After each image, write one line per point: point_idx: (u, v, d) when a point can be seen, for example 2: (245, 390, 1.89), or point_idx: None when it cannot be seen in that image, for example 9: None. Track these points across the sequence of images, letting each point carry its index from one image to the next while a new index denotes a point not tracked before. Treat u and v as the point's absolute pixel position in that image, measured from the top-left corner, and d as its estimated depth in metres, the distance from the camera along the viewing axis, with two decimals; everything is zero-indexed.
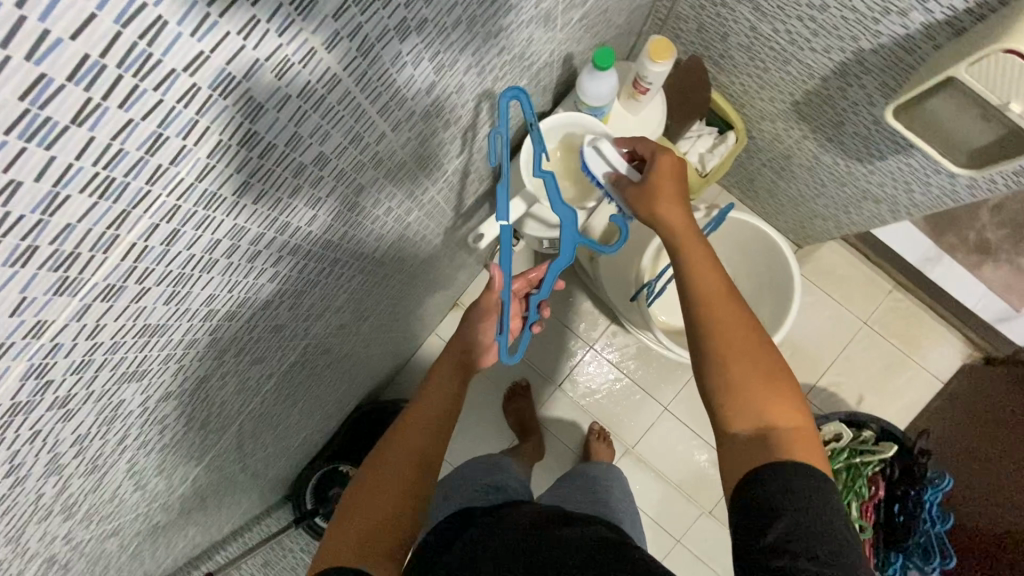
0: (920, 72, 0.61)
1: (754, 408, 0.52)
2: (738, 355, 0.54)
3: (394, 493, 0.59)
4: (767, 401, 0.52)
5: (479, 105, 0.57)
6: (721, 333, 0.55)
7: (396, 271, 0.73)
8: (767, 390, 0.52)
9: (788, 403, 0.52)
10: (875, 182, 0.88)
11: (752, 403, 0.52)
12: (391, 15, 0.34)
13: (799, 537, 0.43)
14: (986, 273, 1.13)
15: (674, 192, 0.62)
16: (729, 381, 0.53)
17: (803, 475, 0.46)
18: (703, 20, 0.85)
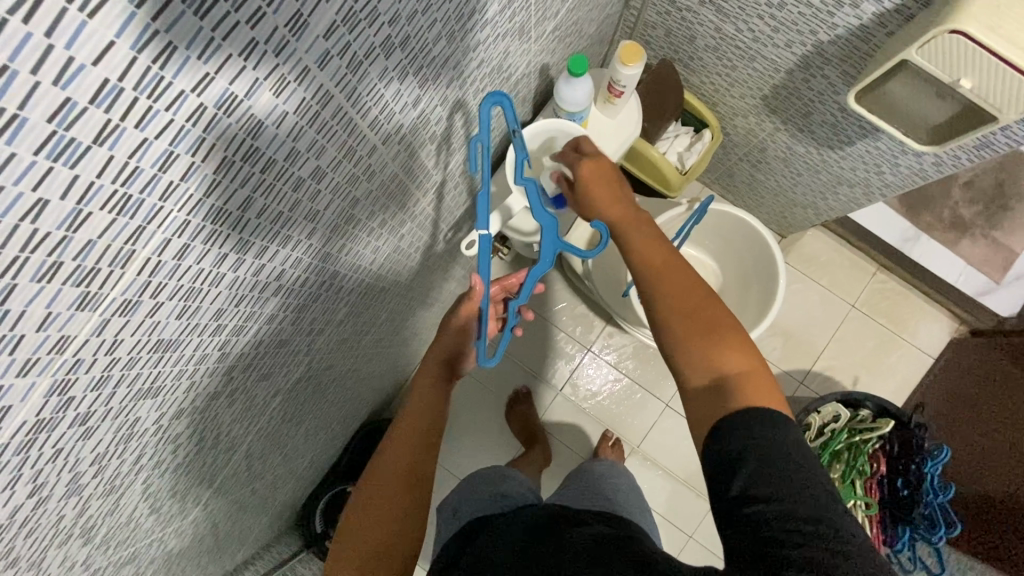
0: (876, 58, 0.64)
1: (706, 364, 0.52)
2: (684, 317, 0.55)
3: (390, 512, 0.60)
4: (718, 351, 0.52)
5: (463, 116, 0.59)
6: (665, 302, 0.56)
7: (392, 284, 0.75)
8: (715, 339, 0.53)
9: (738, 346, 0.52)
10: (847, 168, 0.92)
11: (702, 359, 0.53)
12: (377, 34, 0.36)
13: (763, 482, 0.43)
14: (964, 249, 1.20)
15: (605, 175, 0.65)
16: (683, 339, 0.54)
17: (755, 413, 0.47)
18: (670, 25, 0.89)
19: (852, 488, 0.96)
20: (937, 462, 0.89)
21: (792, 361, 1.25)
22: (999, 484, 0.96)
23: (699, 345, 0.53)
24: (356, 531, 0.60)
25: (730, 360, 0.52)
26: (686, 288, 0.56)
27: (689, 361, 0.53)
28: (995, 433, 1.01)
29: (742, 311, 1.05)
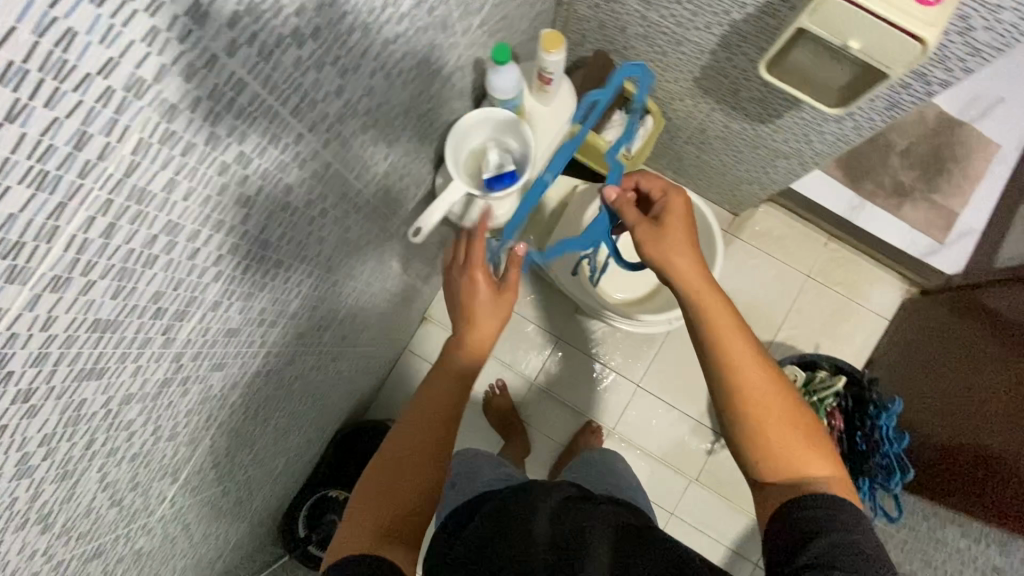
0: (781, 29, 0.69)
1: (792, 447, 0.62)
2: (771, 400, 0.64)
3: (408, 483, 0.64)
4: (803, 459, 0.61)
5: (395, 109, 0.62)
6: (748, 378, 0.65)
7: (348, 278, 0.77)
8: (799, 446, 0.62)
9: (818, 453, 0.61)
10: (780, 140, 0.97)
11: (788, 442, 0.62)
12: (284, 24, 0.39)
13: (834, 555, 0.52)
14: (907, 213, 1.27)
15: (685, 240, 0.74)
16: (770, 442, 0.62)
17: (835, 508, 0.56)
18: (601, 18, 0.93)
19: None
20: (892, 413, 0.94)
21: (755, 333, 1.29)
22: (949, 430, 1.01)
23: (783, 429, 0.63)
24: (371, 499, 0.63)
25: (813, 454, 0.62)
26: (767, 373, 0.65)
27: (771, 439, 0.63)
28: (945, 383, 1.05)
29: None
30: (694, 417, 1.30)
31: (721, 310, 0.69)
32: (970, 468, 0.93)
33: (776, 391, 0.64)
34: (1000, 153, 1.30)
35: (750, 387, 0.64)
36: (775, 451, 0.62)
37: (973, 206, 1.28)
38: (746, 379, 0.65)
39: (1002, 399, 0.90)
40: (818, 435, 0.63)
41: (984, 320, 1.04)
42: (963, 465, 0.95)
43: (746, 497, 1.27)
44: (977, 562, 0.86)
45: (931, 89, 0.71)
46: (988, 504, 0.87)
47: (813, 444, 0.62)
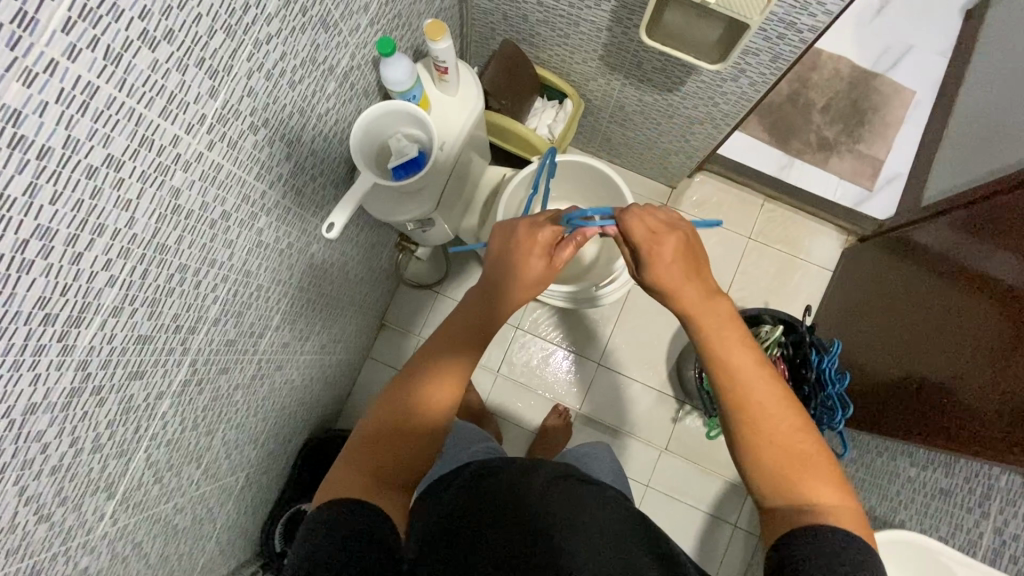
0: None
1: (804, 479, 0.58)
2: (781, 434, 0.61)
3: (404, 435, 0.68)
4: (816, 488, 0.58)
5: (288, 109, 0.65)
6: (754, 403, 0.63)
7: (275, 283, 0.79)
8: (812, 473, 0.59)
9: (832, 482, 0.58)
10: (690, 106, 1.01)
11: (802, 476, 0.59)
12: (129, 27, 0.42)
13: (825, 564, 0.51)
14: (835, 166, 1.33)
15: (681, 274, 0.72)
16: (776, 463, 0.60)
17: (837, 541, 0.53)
18: (503, 9, 0.97)
19: None
20: (833, 356, 0.95)
21: None
22: (888, 364, 1.04)
23: (794, 462, 0.59)
24: (366, 443, 0.68)
25: (826, 487, 0.58)
26: (777, 404, 0.63)
27: (782, 471, 0.59)
28: (883, 322, 1.09)
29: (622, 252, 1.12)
30: (656, 388, 1.32)
31: (731, 336, 0.68)
32: (913, 400, 0.94)
33: (788, 424, 0.61)
34: (915, 98, 1.36)
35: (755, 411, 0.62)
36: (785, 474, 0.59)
37: (896, 152, 1.33)
38: (754, 407, 0.63)
39: (945, 331, 0.92)
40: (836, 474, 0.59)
41: (915, 257, 1.07)
42: (904, 399, 0.97)
43: (716, 460, 1.29)
44: (928, 488, 0.88)
45: (805, 37, 0.74)
46: (927, 431, 0.88)
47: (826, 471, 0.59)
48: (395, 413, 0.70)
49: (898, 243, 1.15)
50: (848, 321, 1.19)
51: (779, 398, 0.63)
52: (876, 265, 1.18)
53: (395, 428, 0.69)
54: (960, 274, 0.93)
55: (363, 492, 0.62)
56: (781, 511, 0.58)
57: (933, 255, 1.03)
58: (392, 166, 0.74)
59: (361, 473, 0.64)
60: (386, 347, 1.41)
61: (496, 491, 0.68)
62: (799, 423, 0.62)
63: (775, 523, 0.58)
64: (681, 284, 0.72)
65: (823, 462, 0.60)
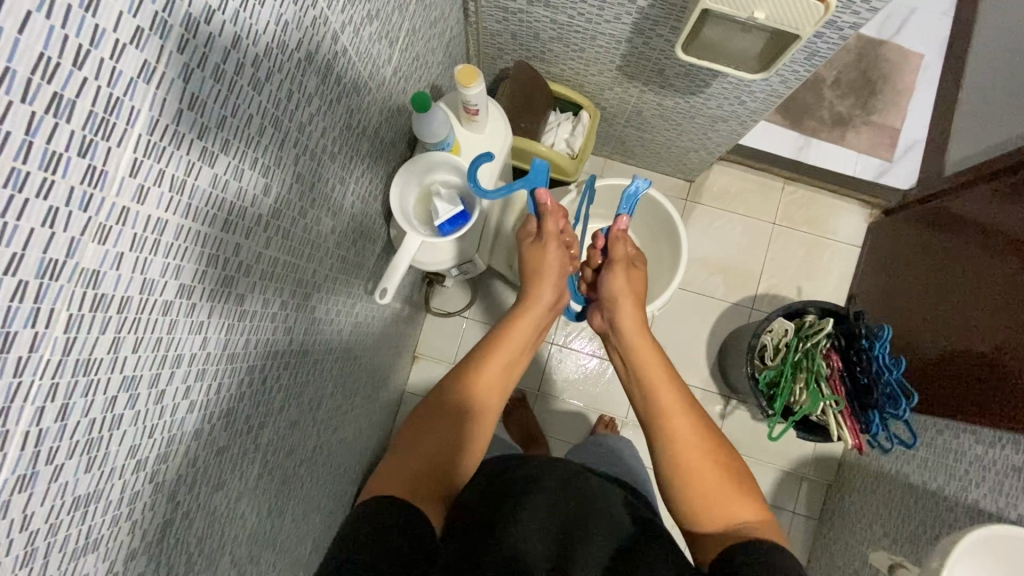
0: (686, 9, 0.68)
1: (723, 504, 0.67)
2: (702, 460, 0.70)
3: (448, 435, 0.72)
4: (733, 507, 0.66)
5: (333, 181, 0.62)
6: (675, 422, 0.74)
7: (328, 354, 0.76)
8: (728, 492, 0.68)
9: (745, 501, 0.67)
10: (715, 107, 0.98)
11: (718, 504, 0.67)
12: (190, 150, 0.38)
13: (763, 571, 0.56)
14: (851, 140, 1.31)
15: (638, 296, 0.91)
16: (699, 481, 0.69)
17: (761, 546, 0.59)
18: (512, 29, 0.93)
19: (819, 391, 1.01)
20: (884, 340, 0.95)
21: (737, 291, 1.31)
22: (935, 342, 1.03)
23: (716, 485, 0.68)
24: (402, 450, 0.70)
25: (743, 507, 0.67)
26: (699, 433, 0.72)
27: (702, 496, 0.68)
28: (924, 298, 1.08)
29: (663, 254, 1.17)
30: (702, 385, 1.30)
31: (659, 368, 0.81)
32: (969, 378, 0.93)
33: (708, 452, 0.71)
34: (924, 61, 1.33)
35: (675, 427, 0.73)
36: (706, 491, 0.68)
37: (911, 119, 1.31)
38: (675, 437, 0.72)
39: (997, 306, 0.91)
40: (754, 499, 0.68)
41: (953, 228, 1.06)
42: (960, 375, 0.96)
43: (769, 453, 1.29)
44: (998, 465, 0.86)
45: (844, 34, 0.71)
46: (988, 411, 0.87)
47: (739, 489, 0.68)
48: (435, 413, 0.74)
49: (931, 216, 1.13)
50: (886, 300, 1.19)
51: (697, 430, 0.73)
52: (912, 236, 1.17)
53: (436, 429, 0.72)
54: (1004, 244, 0.92)
55: (415, 498, 0.63)
56: (712, 539, 0.65)
57: (970, 226, 1.01)
58: (438, 223, 0.72)
59: (414, 474, 0.66)
60: (422, 379, 1.38)
61: (519, 486, 0.67)
62: (716, 450, 0.71)
63: (704, 553, 0.65)
64: (633, 297, 0.91)
65: (741, 486, 0.69)
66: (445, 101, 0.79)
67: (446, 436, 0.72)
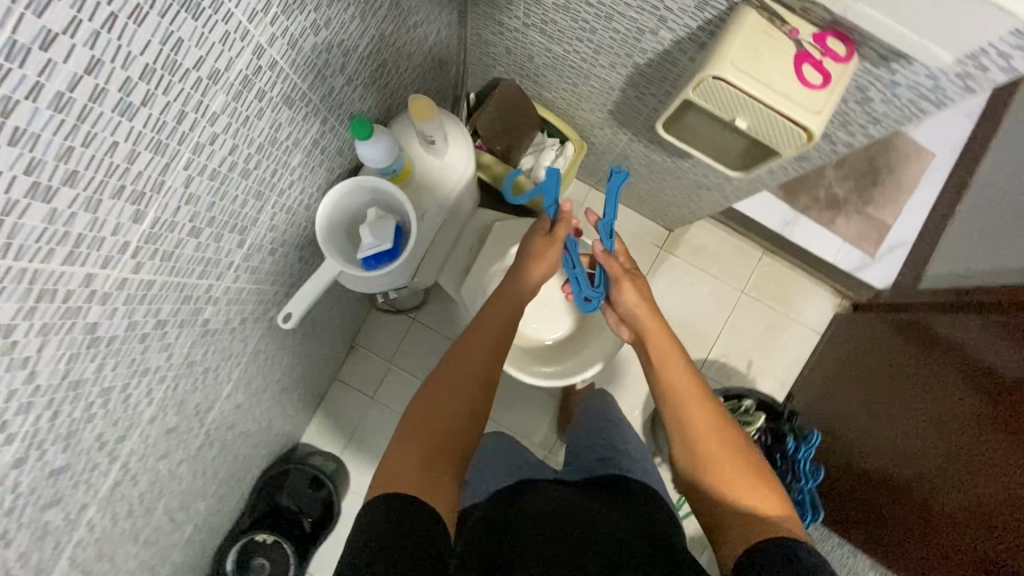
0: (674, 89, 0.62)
1: (743, 490, 0.63)
2: (723, 449, 0.67)
3: (447, 413, 0.65)
4: (755, 497, 0.62)
5: (246, 197, 0.56)
6: (694, 416, 0.70)
7: (226, 360, 0.72)
8: (748, 482, 0.63)
9: (766, 492, 0.63)
10: (700, 174, 0.92)
11: (739, 490, 0.63)
12: (10, 188, 0.32)
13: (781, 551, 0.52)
14: (840, 226, 1.27)
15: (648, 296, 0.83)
16: (720, 477, 0.65)
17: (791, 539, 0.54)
18: (506, 45, 0.85)
19: None
20: (811, 447, 0.93)
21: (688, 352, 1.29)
22: (874, 457, 1.02)
23: (732, 470, 0.65)
24: (403, 439, 0.62)
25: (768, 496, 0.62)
26: (712, 420, 0.70)
27: (726, 488, 0.64)
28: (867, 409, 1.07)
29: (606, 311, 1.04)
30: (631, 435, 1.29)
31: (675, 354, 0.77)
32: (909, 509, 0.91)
33: (720, 439, 0.68)
34: (934, 161, 1.28)
35: (696, 421, 0.70)
36: (728, 482, 0.64)
37: (903, 218, 1.27)
38: (694, 433, 0.69)
39: (930, 438, 0.90)
40: (769, 482, 0.64)
41: (912, 346, 1.03)
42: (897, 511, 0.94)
43: None
44: None
45: (836, 149, 0.65)
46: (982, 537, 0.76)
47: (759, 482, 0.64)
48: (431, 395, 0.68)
49: (894, 327, 1.11)
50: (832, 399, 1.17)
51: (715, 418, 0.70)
52: (871, 340, 1.15)
53: (429, 412, 0.65)
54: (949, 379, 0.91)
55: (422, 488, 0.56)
56: (733, 529, 0.60)
57: (926, 350, 0.99)
58: (362, 255, 0.66)
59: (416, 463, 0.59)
60: (355, 369, 1.34)
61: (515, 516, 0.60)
62: (734, 441, 0.68)
63: (728, 546, 0.59)
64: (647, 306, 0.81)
65: (755, 471, 0.65)
66: (398, 124, 0.74)
67: (443, 415, 0.65)
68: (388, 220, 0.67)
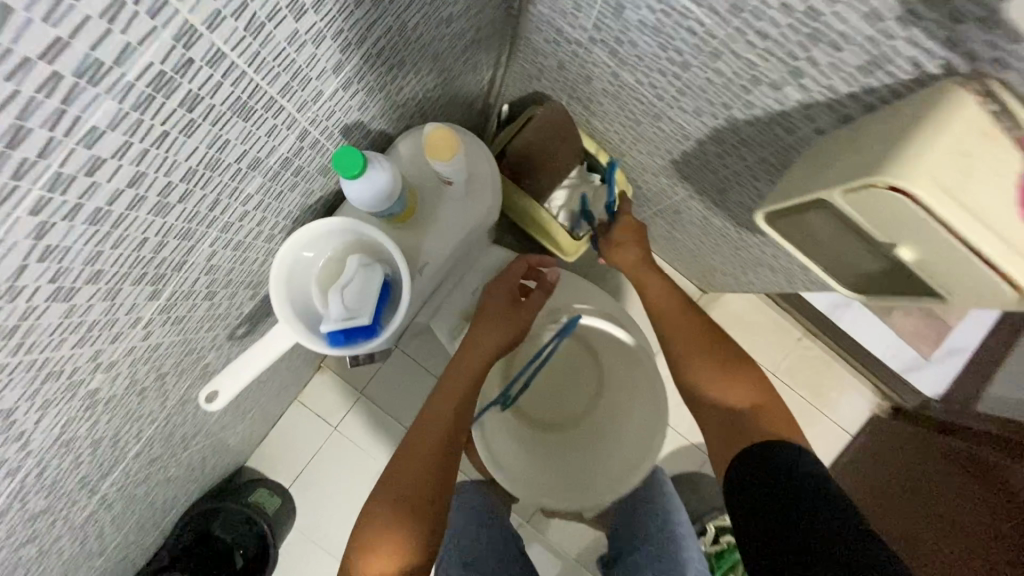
0: (805, 172, 0.45)
1: (729, 397, 0.64)
2: (709, 369, 0.67)
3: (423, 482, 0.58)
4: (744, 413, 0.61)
5: (170, 238, 0.38)
6: (683, 346, 0.70)
7: (135, 420, 0.54)
8: (734, 389, 0.64)
9: (749, 395, 0.63)
10: (768, 254, 0.76)
11: (727, 395, 0.64)
12: None
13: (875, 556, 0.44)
14: (895, 319, 1.11)
15: (641, 251, 0.78)
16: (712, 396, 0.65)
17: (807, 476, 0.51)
18: (561, 59, 0.68)
19: None
20: None
21: None
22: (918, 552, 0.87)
23: (720, 388, 0.65)
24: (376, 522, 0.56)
25: (745, 392, 0.64)
26: (693, 336, 0.70)
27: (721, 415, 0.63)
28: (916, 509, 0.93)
29: (636, 413, 0.73)
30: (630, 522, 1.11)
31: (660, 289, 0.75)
32: None
33: (713, 363, 0.67)
34: None
35: (683, 352, 0.69)
36: (717, 396, 0.65)
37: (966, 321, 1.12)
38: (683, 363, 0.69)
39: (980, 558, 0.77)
40: (762, 384, 0.64)
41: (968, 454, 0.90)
42: None
43: None
44: None
45: None
46: None
47: (743, 388, 0.64)
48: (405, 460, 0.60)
49: (937, 446, 0.98)
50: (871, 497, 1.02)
51: (704, 343, 0.69)
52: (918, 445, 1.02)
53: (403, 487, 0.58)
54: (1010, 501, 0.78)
55: None
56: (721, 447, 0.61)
57: (974, 482, 0.86)
58: (327, 327, 0.48)
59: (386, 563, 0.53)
60: (321, 391, 1.16)
61: None
62: (721, 359, 0.67)
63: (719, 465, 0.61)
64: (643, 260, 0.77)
65: (752, 380, 0.65)
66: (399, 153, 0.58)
67: (416, 485, 0.58)
68: (377, 271, 0.50)
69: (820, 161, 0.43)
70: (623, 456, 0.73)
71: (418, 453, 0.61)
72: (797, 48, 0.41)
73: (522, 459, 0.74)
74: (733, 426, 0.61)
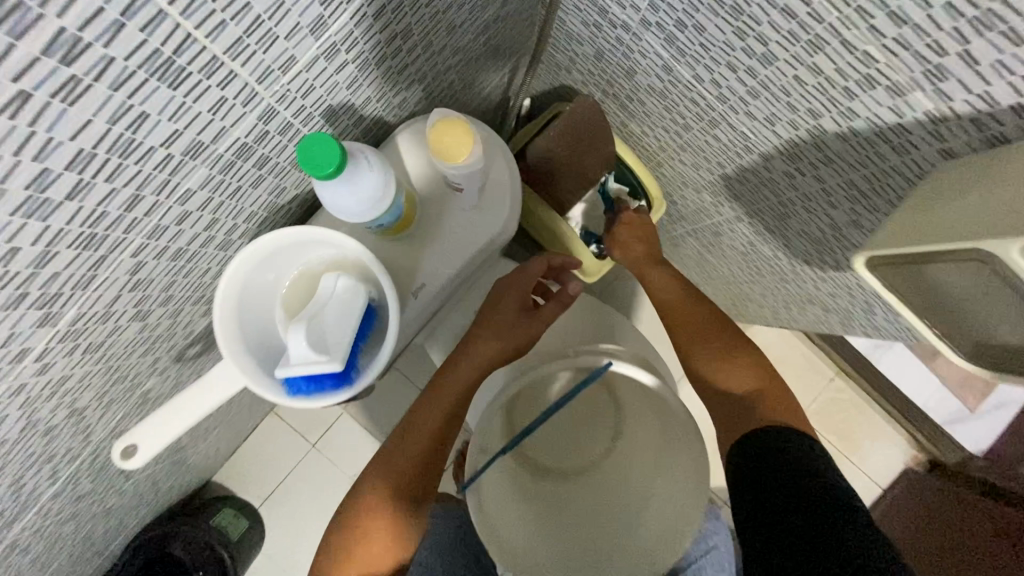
0: (944, 207, 0.34)
1: (731, 379, 0.55)
2: (706, 345, 0.58)
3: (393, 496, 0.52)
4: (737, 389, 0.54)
5: (61, 248, 0.27)
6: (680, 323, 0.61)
7: (42, 464, 0.42)
8: (731, 369, 0.56)
9: (750, 376, 0.55)
10: (824, 291, 0.65)
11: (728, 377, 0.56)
12: None
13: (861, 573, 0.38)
14: (940, 364, 1.00)
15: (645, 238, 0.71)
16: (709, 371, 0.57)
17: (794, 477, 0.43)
18: (601, 46, 0.58)
19: None
20: None
21: None
22: None
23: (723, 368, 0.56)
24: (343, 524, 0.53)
25: (744, 375, 0.55)
26: (702, 322, 0.60)
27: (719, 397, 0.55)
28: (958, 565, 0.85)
29: (659, 483, 0.59)
30: None
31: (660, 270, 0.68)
32: None
33: (711, 338, 0.58)
34: None
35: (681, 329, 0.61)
36: (717, 374, 0.56)
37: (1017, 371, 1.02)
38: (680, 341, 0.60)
39: None
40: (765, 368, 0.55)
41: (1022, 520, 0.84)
42: None
43: None
44: None
45: None
46: None
47: (746, 368, 0.55)
48: (382, 464, 0.54)
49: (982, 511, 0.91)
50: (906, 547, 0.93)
51: (704, 316, 0.61)
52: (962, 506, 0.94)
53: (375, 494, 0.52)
54: None
55: None
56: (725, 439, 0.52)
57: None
58: (283, 372, 0.37)
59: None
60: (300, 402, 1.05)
61: None
62: (722, 337, 0.58)
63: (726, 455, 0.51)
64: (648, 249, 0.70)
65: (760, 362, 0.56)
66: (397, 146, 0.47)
67: (385, 495, 0.52)
68: (360, 294, 0.39)
69: (971, 195, 0.32)
70: (655, 536, 0.56)
71: (394, 460, 0.54)
72: (949, 37, 0.30)
73: (525, 533, 0.60)
74: (730, 417, 0.53)
